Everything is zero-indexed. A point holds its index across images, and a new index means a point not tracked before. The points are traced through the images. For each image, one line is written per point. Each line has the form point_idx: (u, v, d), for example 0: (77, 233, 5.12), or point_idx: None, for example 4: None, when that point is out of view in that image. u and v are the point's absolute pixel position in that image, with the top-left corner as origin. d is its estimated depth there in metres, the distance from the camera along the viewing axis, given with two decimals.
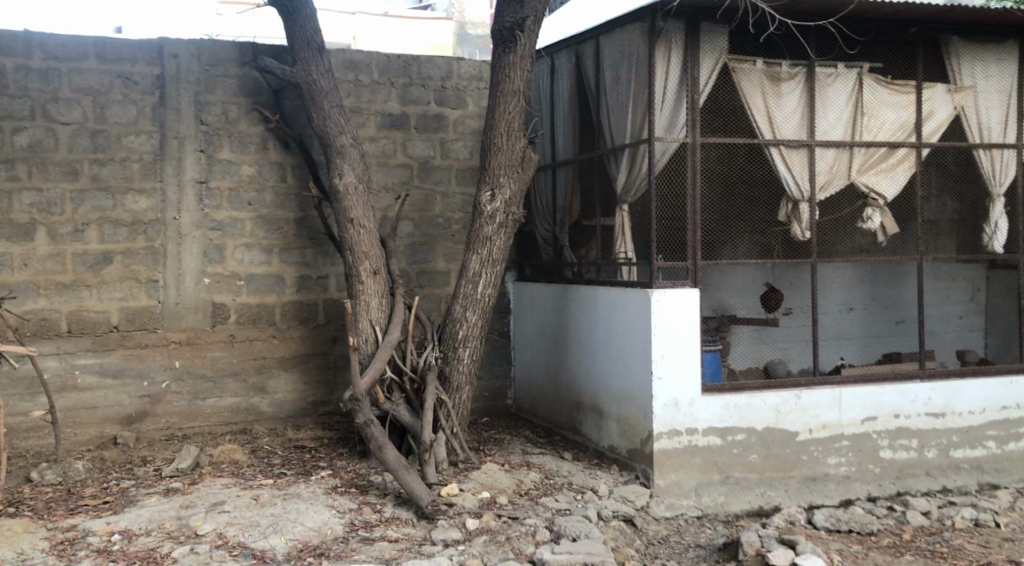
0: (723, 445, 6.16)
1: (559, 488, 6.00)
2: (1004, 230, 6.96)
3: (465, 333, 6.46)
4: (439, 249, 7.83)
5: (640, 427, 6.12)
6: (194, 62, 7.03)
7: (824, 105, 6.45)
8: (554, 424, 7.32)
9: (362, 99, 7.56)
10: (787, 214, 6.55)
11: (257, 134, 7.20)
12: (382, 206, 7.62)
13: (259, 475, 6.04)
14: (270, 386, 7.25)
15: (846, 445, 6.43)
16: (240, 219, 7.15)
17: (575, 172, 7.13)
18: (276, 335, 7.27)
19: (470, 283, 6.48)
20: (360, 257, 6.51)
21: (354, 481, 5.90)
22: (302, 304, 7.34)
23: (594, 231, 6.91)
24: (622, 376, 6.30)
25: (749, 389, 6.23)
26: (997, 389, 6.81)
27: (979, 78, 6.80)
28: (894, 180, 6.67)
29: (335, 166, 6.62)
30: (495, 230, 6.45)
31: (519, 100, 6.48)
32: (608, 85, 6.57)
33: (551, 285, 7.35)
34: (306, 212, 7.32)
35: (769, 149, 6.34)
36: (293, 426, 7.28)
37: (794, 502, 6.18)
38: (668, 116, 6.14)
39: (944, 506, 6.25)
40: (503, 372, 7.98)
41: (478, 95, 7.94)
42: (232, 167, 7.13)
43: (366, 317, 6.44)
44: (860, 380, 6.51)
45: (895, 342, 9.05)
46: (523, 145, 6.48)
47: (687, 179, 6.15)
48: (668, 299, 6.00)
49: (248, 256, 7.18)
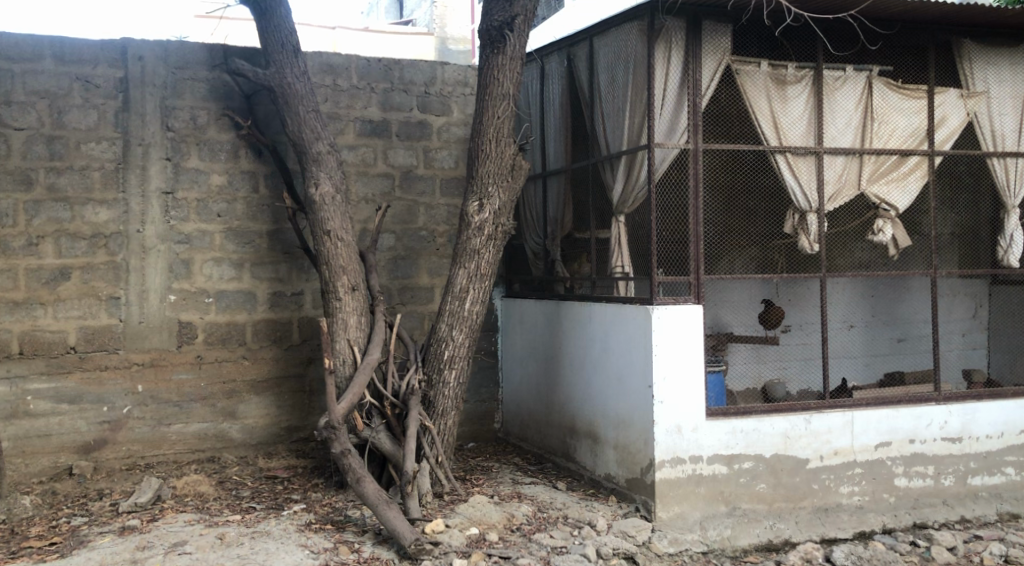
0: (730, 474, 5.73)
1: (554, 522, 5.53)
2: (1020, 243, 6.55)
3: (451, 353, 6.00)
4: (423, 264, 7.38)
5: (640, 454, 5.67)
6: (160, 65, 6.56)
7: (833, 110, 6.06)
8: (545, 451, 6.85)
9: (340, 105, 7.11)
10: (793, 227, 6.13)
11: (228, 141, 6.73)
12: (362, 217, 7.17)
13: (226, 510, 5.53)
14: (241, 410, 6.75)
15: (859, 472, 6.02)
16: (209, 232, 6.67)
17: (568, 182, 6.71)
18: (247, 356, 6.78)
19: (456, 299, 6.02)
20: (337, 272, 6.04)
21: (330, 517, 5.41)
22: (275, 322, 6.85)
23: (588, 244, 6.48)
24: (621, 400, 5.86)
25: (756, 413, 5.81)
26: (1015, 412, 6.44)
27: (993, 82, 6.44)
28: (907, 190, 6.27)
29: (311, 175, 6.16)
30: (484, 243, 6.00)
31: (509, 104, 6.06)
32: (603, 89, 6.16)
33: (541, 302, 6.90)
34: (280, 224, 6.85)
35: (775, 156, 5.93)
36: (264, 454, 6.78)
37: (806, 535, 5.74)
38: (668, 121, 5.72)
39: (969, 540, 5.82)
40: (491, 394, 7.52)
41: (463, 102, 7.53)
42: (201, 176, 6.66)
43: (344, 337, 5.96)
44: (872, 403, 6.11)
45: (897, 361, 8.68)
46: (513, 153, 6.06)
47: (690, 189, 5.70)
48: (669, 316, 5.57)
49: (217, 271, 6.69)
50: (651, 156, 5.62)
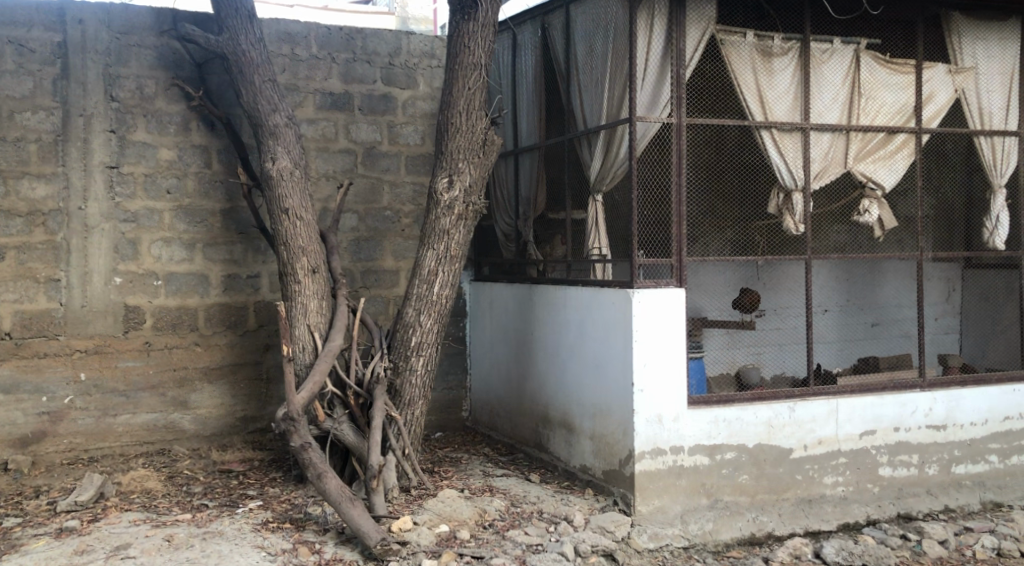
0: (712, 465, 5.47)
1: (528, 518, 5.22)
2: (1006, 224, 6.35)
3: (418, 339, 5.64)
4: (387, 245, 7.01)
5: (619, 445, 5.38)
6: (102, 29, 6.08)
7: (819, 84, 5.80)
8: (516, 442, 6.55)
9: (299, 76, 6.69)
10: (777, 206, 5.87)
11: (178, 113, 6.29)
12: (323, 196, 6.77)
13: (175, 508, 5.12)
14: (193, 400, 6.34)
15: (844, 462, 5.80)
16: (157, 210, 6.23)
17: (541, 159, 6.37)
18: (199, 343, 6.36)
19: (425, 282, 5.67)
20: (296, 253, 5.65)
21: (289, 515, 5.04)
22: (229, 307, 6.44)
23: (564, 225, 6.16)
24: (598, 388, 5.56)
25: (739, 401, 5.55)
26: (999, 399, 6.27)
27: (981, 58, 6.23)
28: (893, 169, 6.03)
29: (268, 149, 5.75)
30: (454, 222, 5.64)
31: (481, 75, 5.71)
32: (580, 60, 5.83)
33: (513, 285, 6.58)
34: (234, 202, 6.43)
35: (761, 133, 5.65)
36: (217, 446, 6.37)
37: (790, 529, 5.51)
38: (650, 94, 5.39)
39: (959, 532, 5.62)
40: (459, 381, 7.21)
41: (430, 75, 7.14)
42: (149, 150, 6.21)
43: (303, 322, 5.58)
44: (858, 390, 5.89)
45: (872, 346, 8.48)
46: (485, 127, 5.71)
47: (673, 166, 5.41)
48: (650, 300, 5.27)
49: (166, 252, 6.26)
50: (632, 130, 5.30)
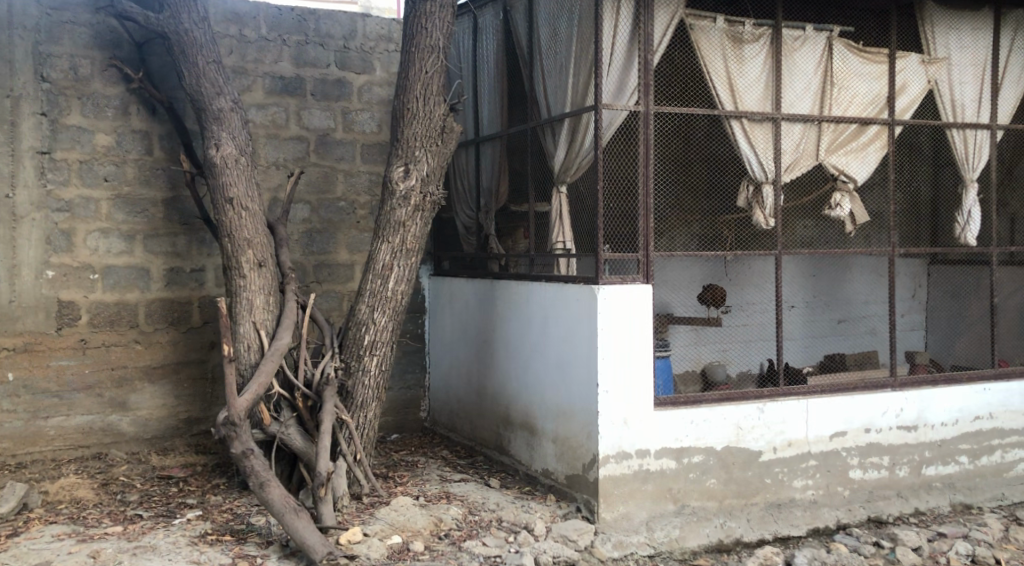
0: (679, 470, 5.23)
1: (486, 527, 4.95)
2: (977, 219, 6.19)
3: (372, 338, 5.34)
4: (341, 238, 6.68)
5: (582, 449, 5.13)
6: (31, 4, 5.66)
7: (791, 73, 5.58)
8: (476, 443, 6.28)
9: (248, 58, 6.33)
10: (747, 200, 5.64)
11: (117, 96, 5.90)
12: (273, 184, 6.43)
13: (106, 520, 4.77)
14: (132, 401, 5.97)
15: (814, 465, 5.60)
16: (93, 199, 5.85)
17: (503, 149, 6.09)
18: (139, 340, 5.99)
19: (379, 277, 5.36)
20: (241, 245, 5.30)
21: (230, 526, 4.72)
22: (172, 303, 6.07)
23: (527, 217, 5.89)
24: (561, 389, 5.31)
25: (707, 402, 5.32)
26: (970, 398, 6.12)
27: (954, 48, 6.06)
28: (866, 162, 5.82)
29: (211, 135, 5.39)
30: (410, 214, 5.34)
31: (438, 58, 5.41)
32: (543, 44, 5.54)
33: (474, 280, 6.30)
34: (178, 191, 6.06)
35: (731, 123, 5.42)
36: (158, 450, 6.01)
37: (758, 534, 5.30)
38: (616, 79, 5.12)
39: (934, 538, 5.44)
40: (416, 380, 6.92)
41: (387, 59, 6.81)
42: (85, 136, 5.82)
43: (248, 319, 5.23)
44: (828, 389, 5.70)
45: (837, 343, 8.32)
46: (443, 113, 5.41)
47: (640, 155, 5.14)
48: (616, 297, 5.02)
49: (103, 243, 5.88)
50: (598, 118, 5.03)
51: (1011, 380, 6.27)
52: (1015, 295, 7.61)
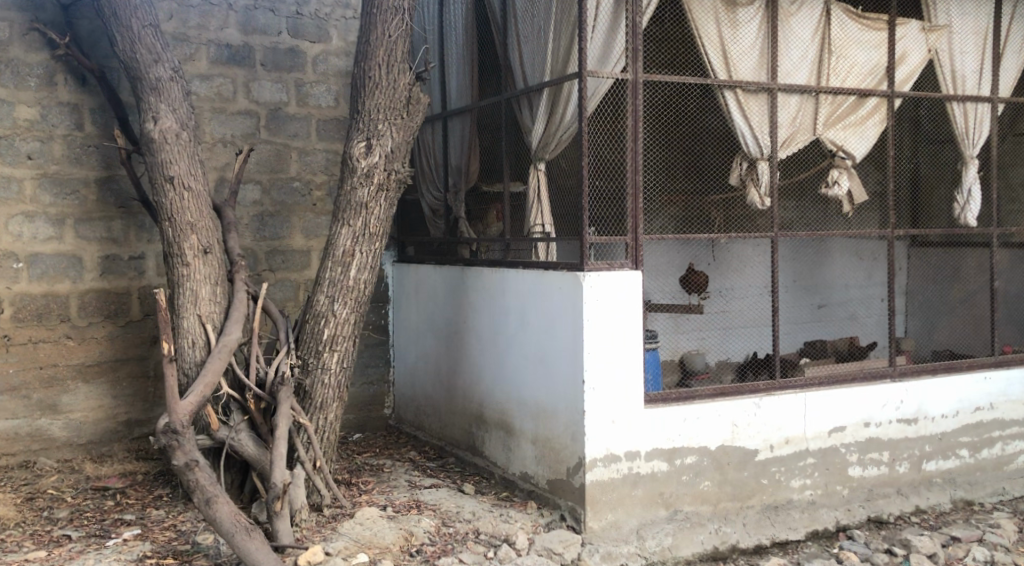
0: (671, 472, 4.80)
1: (463, 541, 4.47)
2: (977, 199, 5.81)
3: (332, 332, 4.81)
4: (297, 222, 6.12)
5: (566, 452, 4.67)
6: None
7: (788, 40, 5.14)
8: (446, 443, 5.79)
9: (189, 24, 5.71)
10: (740, 178, 5.21)
11: (41, 63, 5.26)
12: (219, 163, 5.84)
13: (29, 544, 4.21)
14: (64, 403, 5.37)
15: (812, 463, 5.21)
16: (16, 179, 5.22)
17: (474, 124, 5.58)
18: (71, 336, 5.38)
19: (339, 265, 4.82)
20: (183, 230, 4.73)
21: (173, 546, 4.18)
22: (108, 294, 5.47)
23: (500, 197, 5.39)
24: (542, 385, 4.83)
25: (699, 399, 4.88)
26: (971, 387, 5.76)
27: (955, 15, 5.67)
28: (865, 137, 5.40)
29: (147, 107, 4.79)
30: (373, 194, 4.81)
31: (402, 20, 4.88)
32: (518, 7, 5.04)
33: (442, 267, 5.80)
34: (113, 170, 5.46)
35: (725, 94, 4.97)
36: (94, 456, 5.42)
37: (755, 540, 4.89)
38: (601, 44, 4.63)
39: (946, 542, 5.10)
40: (380, 375, 6.40)
41: (344, 27, 6.24)
42: (4, 108, 5.18)
43: (192, 313, 4.66)
44: (827, 382, 5.30)
45: (818, 329, 7.96)
46: (408, 82, 4.89)
47: (629, 127, 4.66)
48: (602, 285, 4.55)
49: (28, 229, 5.27)
50: (582, 86, 4.52)
51: (1011, 368, 5.94)
52: (1004, 279, 7.30)
